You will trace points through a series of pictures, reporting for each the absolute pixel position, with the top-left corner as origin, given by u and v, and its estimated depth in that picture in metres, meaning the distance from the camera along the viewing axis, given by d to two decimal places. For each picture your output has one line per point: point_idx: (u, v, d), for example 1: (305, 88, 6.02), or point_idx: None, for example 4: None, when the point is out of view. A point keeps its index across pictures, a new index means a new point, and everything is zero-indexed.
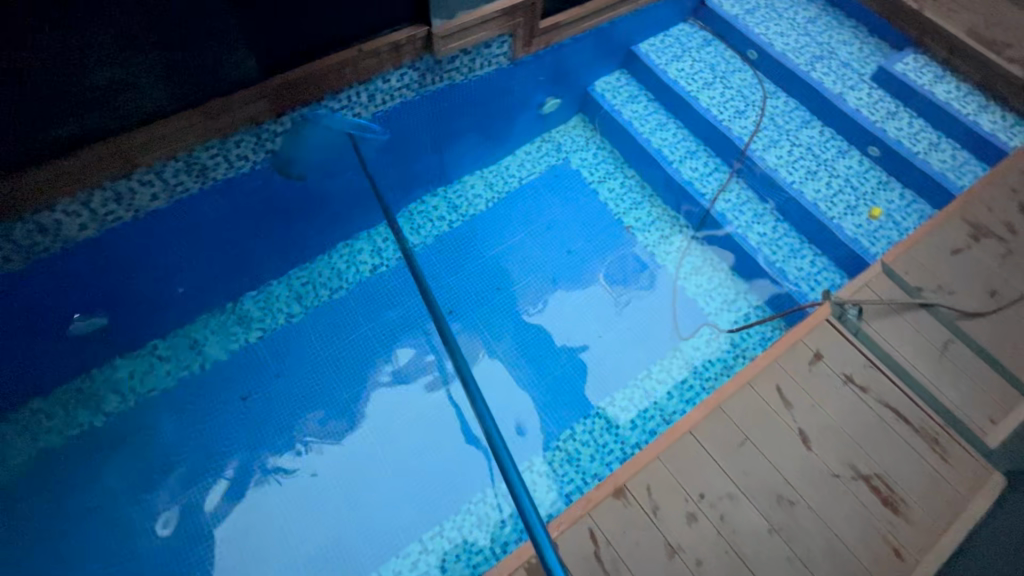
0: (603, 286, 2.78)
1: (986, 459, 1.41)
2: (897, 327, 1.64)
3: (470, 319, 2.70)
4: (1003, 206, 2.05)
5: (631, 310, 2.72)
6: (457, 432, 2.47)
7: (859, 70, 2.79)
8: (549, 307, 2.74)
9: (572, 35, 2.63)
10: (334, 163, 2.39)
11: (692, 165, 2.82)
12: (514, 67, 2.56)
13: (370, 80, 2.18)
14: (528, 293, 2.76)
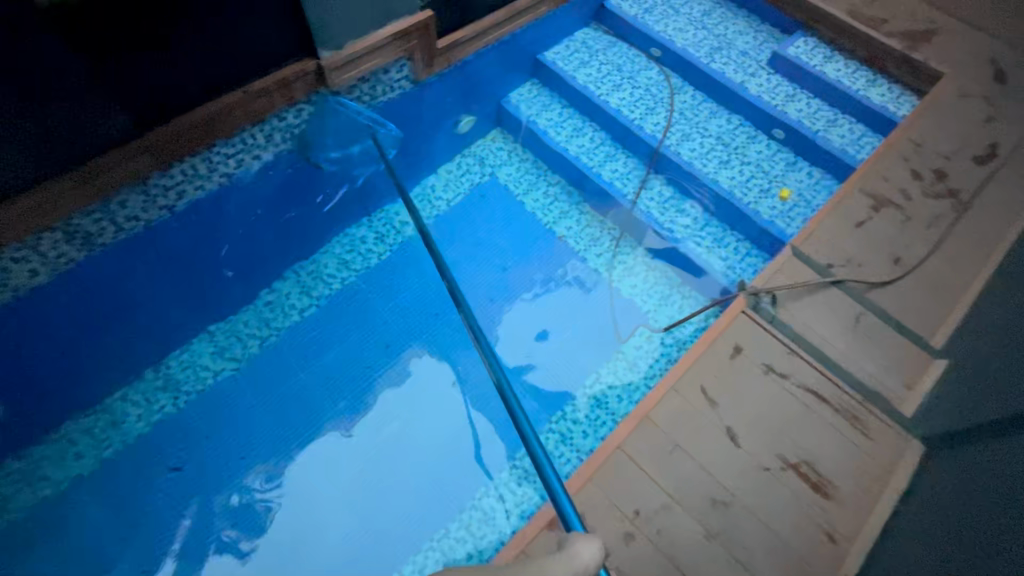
0: (543, 297, 2.76)
1: (904, 428, 1.45)
2: (812, 308, 1.67)
3: (410, 348, 2.66)
4: (898, 175, 2.15)
5: (571, 317, 2.71)
6: (443, 451, 2.42)
7: (756, 58, 2.89)
8: (491, 325, 2.71)
9: (475, 51, 2.60)
10: (273, 194, 2.33)
11: (612, 167, 2.85)
12: (419, 90, 2.51)
13: (265, 120, 2.08)
14: (466, 314, 2.72)
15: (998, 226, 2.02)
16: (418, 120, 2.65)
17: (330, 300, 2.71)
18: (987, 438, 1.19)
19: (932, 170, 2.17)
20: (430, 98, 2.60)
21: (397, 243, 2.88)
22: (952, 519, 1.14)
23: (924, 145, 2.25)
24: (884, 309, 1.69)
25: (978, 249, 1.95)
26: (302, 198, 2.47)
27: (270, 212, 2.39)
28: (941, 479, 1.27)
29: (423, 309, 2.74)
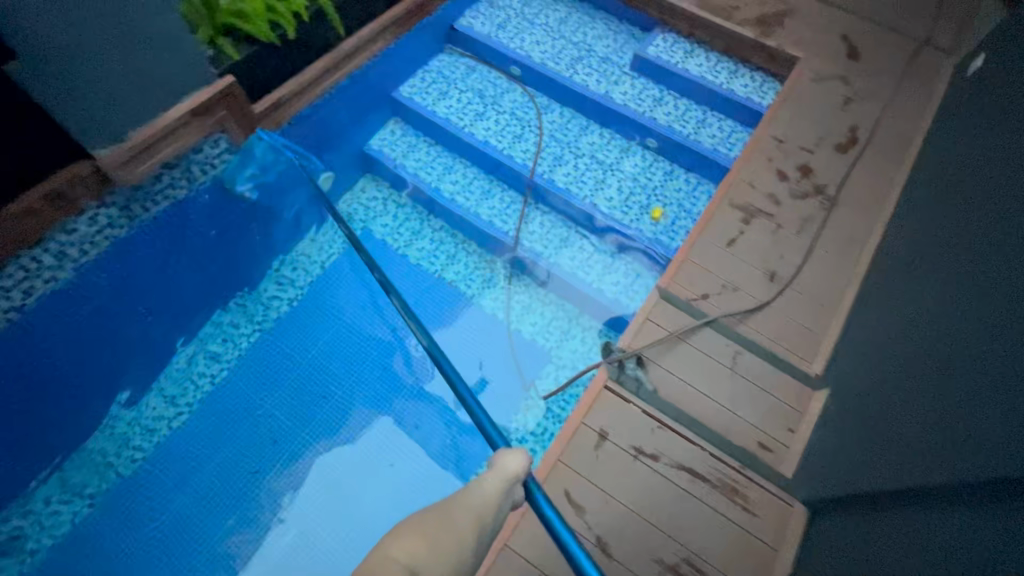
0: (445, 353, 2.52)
1: (786, 490, 1.32)
2: (685, 360, 1.54)
3: (301, 439, 2.33)
4: (765, 179, 2.05)
5: (475, 372, 2.50)
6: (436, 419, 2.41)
7: (619, 63, 2.76)
8: (400, 382, 2.46)
9: (309, 102, 2.35)
10: (181, 241, 2.12)
11: (490, 205, 2.67)
12: (270, 146, 2.20)
13: (48, 237, 1.80)
14: (363, 392, 2.44)
15: (866, 220, 1.96)
16: (273, 190, 2.34)
17: (202, 405, 2.34)
18: (865, 514, 1.06)
19: (796, 168, 2.09)
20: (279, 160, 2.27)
21: (270, 325, 2.51)
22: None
23: (786, 141, 2.16)
24: (758, 345, 1.58)
25: (848, 251, 1.89)
26: (164, 269, 2.14)
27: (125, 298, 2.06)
28: (822, 557, 1.14)
29: (312, 391, 2.41)
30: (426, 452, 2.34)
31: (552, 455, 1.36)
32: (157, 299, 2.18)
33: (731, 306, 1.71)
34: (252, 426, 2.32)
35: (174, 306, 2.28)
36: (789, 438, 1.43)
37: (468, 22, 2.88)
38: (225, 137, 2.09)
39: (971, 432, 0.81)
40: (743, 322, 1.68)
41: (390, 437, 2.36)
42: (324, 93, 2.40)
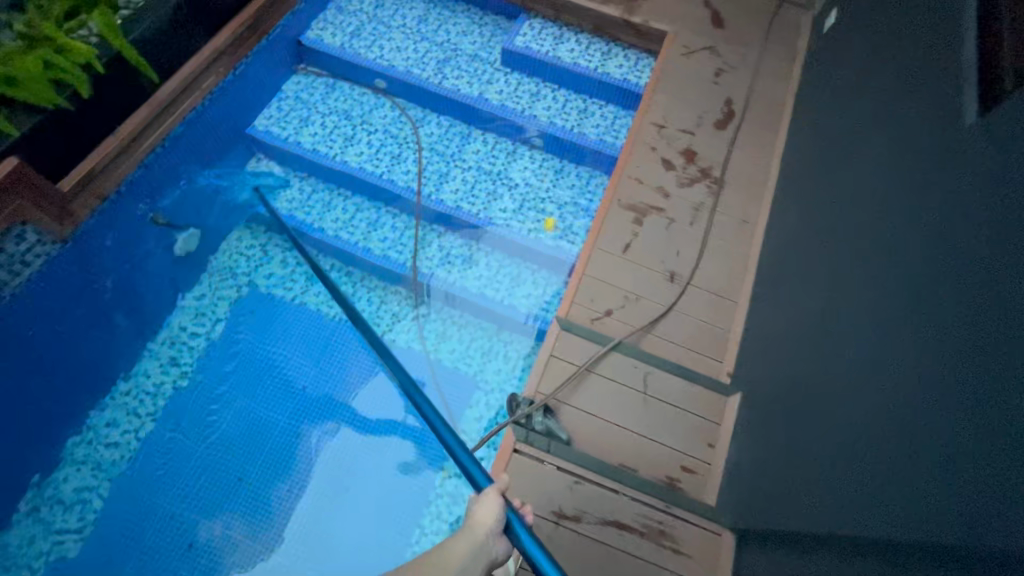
0: (367, 396, 2.28)
1: (712, 517, 1.29)
2: (595, 395, 1.45)
3: (219, 533, 2.00)
4: (651, 172, 1.97)
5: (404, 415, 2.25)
6: (379, 454, 2.18)
7: (488, 59, 2.58)
8: (324, 436, 2.19)
9: (146, 155, 2.07)
10: (69, 296, 1.95)
11: (381, 234, 2.42)
12: (148, 174, 2.09)
13: None
14: (285, 463, 2.13)
15: (754, 198, 1.94)
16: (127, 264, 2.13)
17: (95, 527, 1.95)
18: (796, 552, 1.04)
19: (681, 153, 2.02)
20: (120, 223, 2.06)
21: (160, 413, 2.14)
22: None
23: (667, 125, 2.09)
24: (665, 361, 1.52)
25: (742, 233, 1.86)
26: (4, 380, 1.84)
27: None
28: None
29: (221, 474, 2.08)
30: (376, 486, 2.12)
31: None
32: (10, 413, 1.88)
33: (634, 321, 1.64)
34: (155, 532, 1.97)
35: (43, 398, 1.95)
36: (709, 456, 1.40)
37: (316, 35, 2.58)
38: (32, 230, 1.78)
39: (937, 489, 0.76)
40: (649, 334, 1.62)
41: (328, 503, 2.08)
42: (151, 152, 2.08)
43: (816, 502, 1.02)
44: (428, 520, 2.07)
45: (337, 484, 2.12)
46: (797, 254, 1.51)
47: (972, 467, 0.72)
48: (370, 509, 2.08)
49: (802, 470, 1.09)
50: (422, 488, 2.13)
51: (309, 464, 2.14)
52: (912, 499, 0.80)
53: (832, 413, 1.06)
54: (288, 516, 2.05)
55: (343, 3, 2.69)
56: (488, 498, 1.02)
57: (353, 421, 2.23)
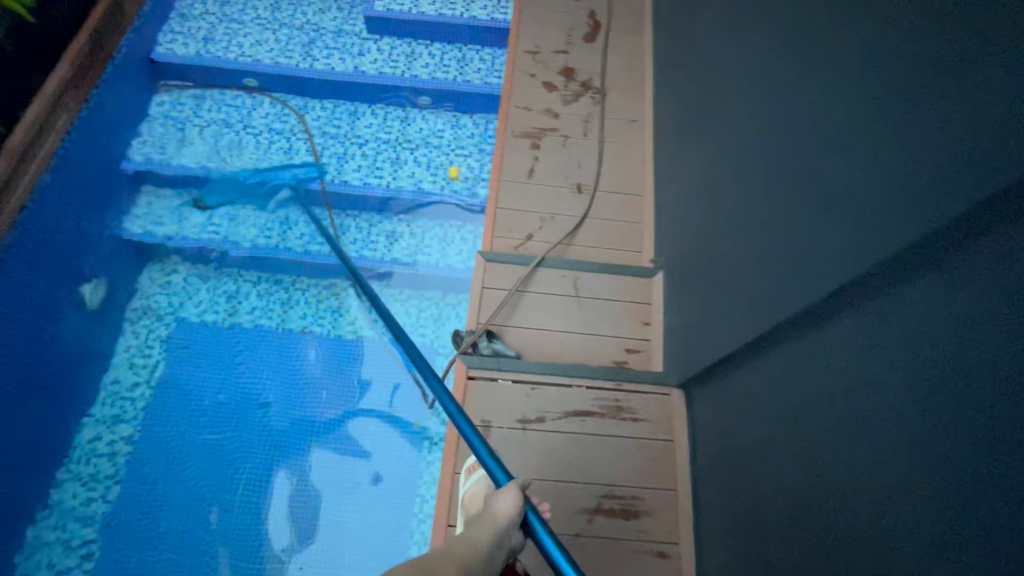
0: (333, 390, 2.28)
1: (661, 381, 1.37)
2: (532, 310, 1.52)
3: (223, 565, 1.98)
4: (536, 96, 2.02)
5: (374, 400, 2.28)
6: (361, 438, 2.21)
7: (354, 31, 2.52)
8: (301, 440, 2.19)
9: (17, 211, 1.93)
10: None
11: (297, 232, 2.38)
12: (28, 232, 1.98)
13: None
14: (268, 478, 2.11)
15: (637, 96, 2.03)
16: (36, 337, 2.01)
17: None
18: (731, 378, 1.15)
19: (560, 73, 2.07)
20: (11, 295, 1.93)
21: (122, 473, 2.07)
22: (738, 489, 1.06)
23: (540, 49, 2.13)
24: (589, 263, 1.60)
25: (632, 132, 1.95)
26: None
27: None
28: (710, 429, 1.20)
29: (207, 508, 2.05)
30: (369, 464, 2.16)
31: (447, 468, 1.33)
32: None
33: (553, 236, 1.72)
34: None
35: None
36: (647, 334, 1.51)
37: (167, 47, 2.44)
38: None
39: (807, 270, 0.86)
40: (571, 245, 1.70)
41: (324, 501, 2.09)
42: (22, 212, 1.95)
43: (732, 329, 1.12)
44: (427, 483, 2.13)
45: (327, 483, 2.13)
46: (683, 130, 1.59)
47: (830, 236, 0.82)
48: (368, 492, 2.12)
49: (718, 307, 1.19)
50: (409, 460, 2.18)
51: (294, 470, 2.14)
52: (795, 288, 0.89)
53: (733, 247, 1.15)
54: (286, 526, 2.05)
55: (186, 9, 2.55)
56: (507, 498, 0.81)
57: (325, 419, 2.23)
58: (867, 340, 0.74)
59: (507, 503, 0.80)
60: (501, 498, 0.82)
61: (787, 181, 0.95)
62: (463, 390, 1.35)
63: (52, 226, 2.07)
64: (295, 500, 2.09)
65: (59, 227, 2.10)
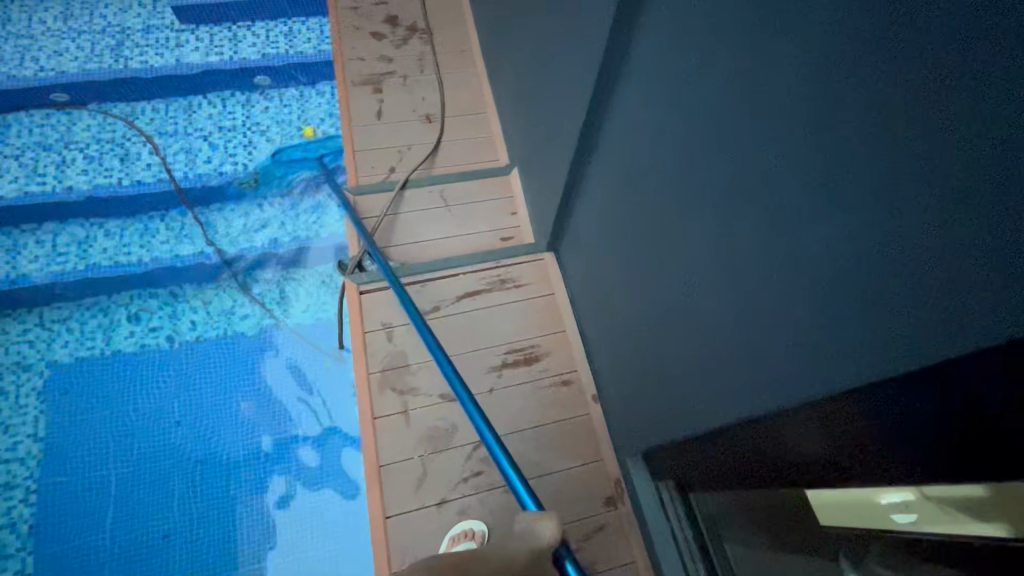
0: (249, 384, 2.12)
1: (532, 251, 1.55)
2: (409, 226, 1.64)
3: None
4: (367, 46, 2.09)
5: (294, 380, 2.14)
6: (286, 420, 2.06)
7: (165, 25, 2.44)
8: (226, 444, 2.02)
9: None
10: None
11: (161, 239, 2.25)
12: None
13: None
14: (201, 493, 1.94)
15: (460, 29, 2.17)
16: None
17: None
18: (577, 218, 1.33)
19: (384, 22, 2.15)
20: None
21: (32, 539, 1.84)
22: (606, 298, 1.24)
23: (360, 4, 2.19)
24: (451, 174, 1.73)
25: (464, 60, 2.09)
26: None
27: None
28: (577, 268, 1.39)
29: (138, 544, 1.85)
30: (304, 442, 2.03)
31: (360, 372, 1.35)
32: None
33: (415, 161, 1.82)
34: None
35: None
36: (515, 221, 1.67)
37: None
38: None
39: None
40: (432, 167, 1.82)
41: (266, 509, 1.92)
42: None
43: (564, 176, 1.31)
44: None
45: (269, 479, 1.97)
46: (498, 39, 1.77)
47: None
48: (311, 472, 1.99)
49: (553, 165, 1.37)
50: (346, 447, 2.04)
51: (227, 476, 1.97)
52: (583, 106, 1.07)
53: (547, 110, 1.34)
54: (232, 546, 1.86)
55: None
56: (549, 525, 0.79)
57: (245, 416, 2.06)
58: (643, 121, 0.88)
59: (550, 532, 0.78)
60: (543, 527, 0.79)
61: (558, 25, 1.13)
62: (360, 304, 1.43)
63: None
64: (234, 518, 1.90)
65: None
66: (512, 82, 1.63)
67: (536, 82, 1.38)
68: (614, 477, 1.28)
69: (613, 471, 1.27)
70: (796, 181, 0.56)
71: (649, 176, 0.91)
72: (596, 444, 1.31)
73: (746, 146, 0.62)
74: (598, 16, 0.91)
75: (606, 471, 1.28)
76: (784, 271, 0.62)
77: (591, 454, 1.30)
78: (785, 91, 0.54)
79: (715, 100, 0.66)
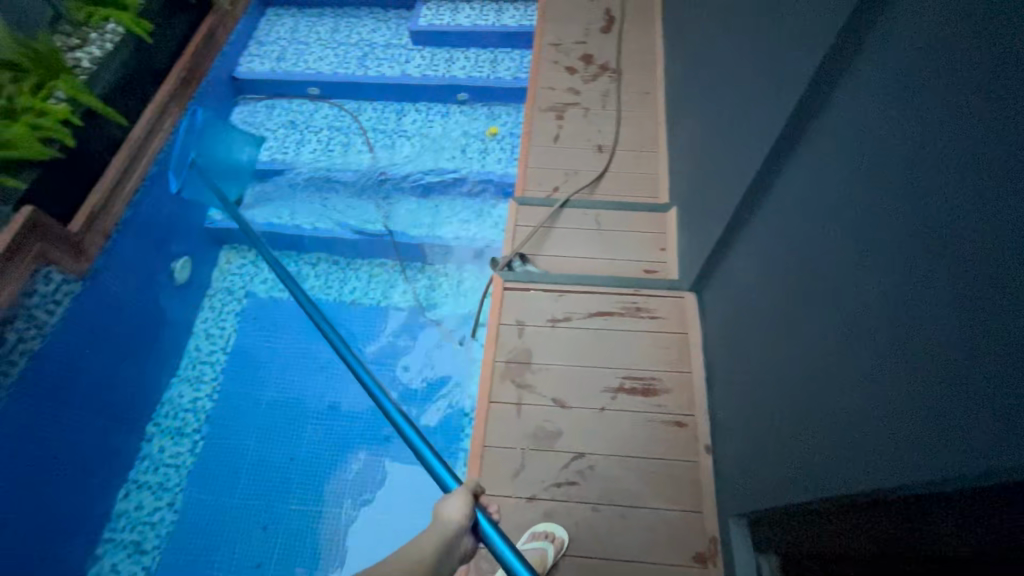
0: (383, 353, 2.35)
1: (675, 288, 1.55)
2: (561, 239, 1.75)
3: (284, 511, 2.06)
4: (560, 78, 2.29)
5: (423, 358, 2.33)
6: (403, 394, 2.25)
7: (402, 44, 2.95)
8: (355, 400, 2.28)
9: (138, 185, 2.33)
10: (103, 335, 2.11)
11: (352, 214, 2.61)
12: (148, 200, 2.36)
13: None
14: (324, 434, 2.21)
15: (648, 72, 2.28)
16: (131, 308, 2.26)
17: (170, 536, 2.02)
18: (728, 263, 1.31)
19: (579, 59, 2.35)
20: (122, 262, 2.22)
21: (204, 428, 2.25)
22: (739, 347, 1.21)
23: (562, 41, 2.42)
24: (609, 201, 1.81)
25: (646, 101, 2.18)
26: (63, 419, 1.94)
27: (6, 478, 1.77)
28: (717, 313, 1.36)
29: (273, 461, 2.16)
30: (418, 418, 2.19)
31: (488, 358, 1.47)
32: (55, 455, 1.92)
33: (579, 184, 1.94)
34: (228, 528, 2.04)
35: (106, 430, 2.09)
36: (663, 257, 1.69)
37: (247, 68, 2.93)
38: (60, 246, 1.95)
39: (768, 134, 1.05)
40: (593, 193, 1.93)
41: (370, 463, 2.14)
42: (108, 164, 2.23)
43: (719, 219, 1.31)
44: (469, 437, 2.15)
45: (381, 440, 2.19)
46: (684, 83, 1.83)
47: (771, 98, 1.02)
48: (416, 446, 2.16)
49: (712, 207, 1.38)
50: (449, 434, 2.15)
51: (349, 426, 2.23)
52: (754, 155, 1.08)
53: (715, 155, 1.36)
54: (339, 487, 2.10)
55: (261, 37, 3.06)
56: (455, 504, 0.88)
57: (374, 380, 2.30)
58: (813, 172, 0.87)
59: (456, 508, 0.87)
60: (452, 505, 0.88)
61: (746, 76, 1.17)
62: (501, 297, 1.57)
63: (160, 207, 2.42)
64: (346, 465, 2.14)
65: (159, 199, 2.42)
66: (689, 124, 1.68)
67: (710, 128, 1.42)
68: (710, 534, 1.21)
69: (712, 528, 1.21)
70: (982, 250, 0.52)
71: (806, 228, 0.88)
72: (698, 495, 1.26)
73: (925, 211, 0.60)
74: (786, 70, 0.94)
75: (703, 524, 1.22)
76: (947, 350, 0.57)
77: (690, 502, 1.25)
78: (985, 158, 0.52)
79: (899, 161, 0.64)
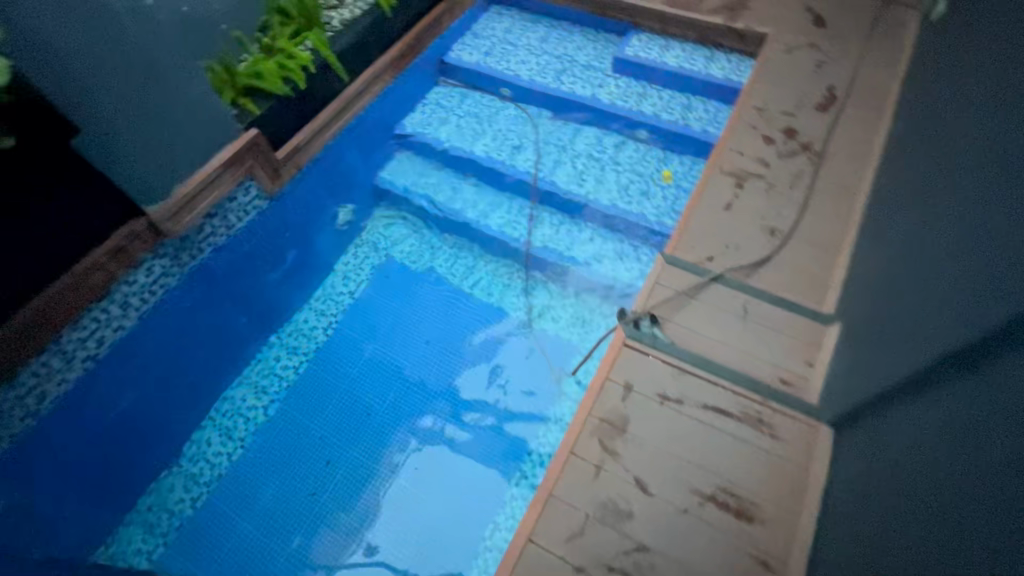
0: (478, 350, 2.40)
1: (812, 415, 1.36)
2: (698, 314, 1.64)
3: (348, 455, 2.18)
4: (753, 146, 2.14)
5: (514, 369, 2.34)
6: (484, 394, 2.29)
7: (602, 68, 2.98)
8: (441, 383, 2.33)
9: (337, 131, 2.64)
10: (270, 243, 2.43)
11: (499, 214, 2.67)
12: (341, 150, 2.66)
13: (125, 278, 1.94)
14: (403, 401, 2.30)
15: (856, 165, 2.04)
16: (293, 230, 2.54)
17: (256, 433, 2.25)
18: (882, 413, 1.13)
19: (781, 131, 2.18)
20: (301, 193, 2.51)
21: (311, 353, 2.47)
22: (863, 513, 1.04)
23: (768, 107, 2.26)
24: (765, 292, 1.65)
25: (844, 197, 1.95)
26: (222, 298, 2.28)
27: (172, 330, 2.12)
28: (851, 462, 1.18)
29: (354, 408, 2.29)
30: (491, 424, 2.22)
31: (584, 409, 1.42)
32: (207, 325, 2.25)
33: (737, 263, 1.79)
34: (299, 449, 2.20)
35: (248, 321, 2.40)
36: (806, 373, 1.51)
37: (457, 54, 3.12)
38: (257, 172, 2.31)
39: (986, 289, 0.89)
40: (749, 277, 1.77)
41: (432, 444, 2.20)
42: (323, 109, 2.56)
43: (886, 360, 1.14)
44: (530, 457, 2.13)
45: (449, 428, 2.23)
46: (894, 193, 1.61)
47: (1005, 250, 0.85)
48: (480, 446, 2.17)
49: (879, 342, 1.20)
50: (511, 450, 2.15)
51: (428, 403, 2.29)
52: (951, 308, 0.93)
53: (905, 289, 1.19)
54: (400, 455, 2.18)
55: (477, 29, 3.26)
56: None
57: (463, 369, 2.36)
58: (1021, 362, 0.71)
59: None
60: None
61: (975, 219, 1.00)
62: (616, 351, 1.52)
63: (348, 158, 2.72)
64: (413, 439, 2.21)
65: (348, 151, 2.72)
66: (887, 240, 1.48)
67: (909, 257, 1.23)
68: None
69: None
70: None
71: (994, 425, 0.72)
72: None
73: None
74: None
75: None
76: None
77: None
78: None
79: None
